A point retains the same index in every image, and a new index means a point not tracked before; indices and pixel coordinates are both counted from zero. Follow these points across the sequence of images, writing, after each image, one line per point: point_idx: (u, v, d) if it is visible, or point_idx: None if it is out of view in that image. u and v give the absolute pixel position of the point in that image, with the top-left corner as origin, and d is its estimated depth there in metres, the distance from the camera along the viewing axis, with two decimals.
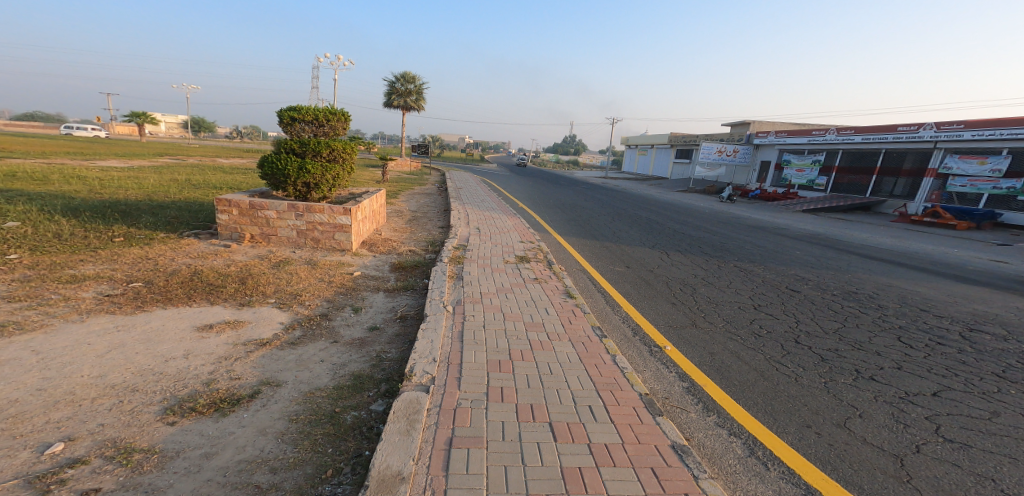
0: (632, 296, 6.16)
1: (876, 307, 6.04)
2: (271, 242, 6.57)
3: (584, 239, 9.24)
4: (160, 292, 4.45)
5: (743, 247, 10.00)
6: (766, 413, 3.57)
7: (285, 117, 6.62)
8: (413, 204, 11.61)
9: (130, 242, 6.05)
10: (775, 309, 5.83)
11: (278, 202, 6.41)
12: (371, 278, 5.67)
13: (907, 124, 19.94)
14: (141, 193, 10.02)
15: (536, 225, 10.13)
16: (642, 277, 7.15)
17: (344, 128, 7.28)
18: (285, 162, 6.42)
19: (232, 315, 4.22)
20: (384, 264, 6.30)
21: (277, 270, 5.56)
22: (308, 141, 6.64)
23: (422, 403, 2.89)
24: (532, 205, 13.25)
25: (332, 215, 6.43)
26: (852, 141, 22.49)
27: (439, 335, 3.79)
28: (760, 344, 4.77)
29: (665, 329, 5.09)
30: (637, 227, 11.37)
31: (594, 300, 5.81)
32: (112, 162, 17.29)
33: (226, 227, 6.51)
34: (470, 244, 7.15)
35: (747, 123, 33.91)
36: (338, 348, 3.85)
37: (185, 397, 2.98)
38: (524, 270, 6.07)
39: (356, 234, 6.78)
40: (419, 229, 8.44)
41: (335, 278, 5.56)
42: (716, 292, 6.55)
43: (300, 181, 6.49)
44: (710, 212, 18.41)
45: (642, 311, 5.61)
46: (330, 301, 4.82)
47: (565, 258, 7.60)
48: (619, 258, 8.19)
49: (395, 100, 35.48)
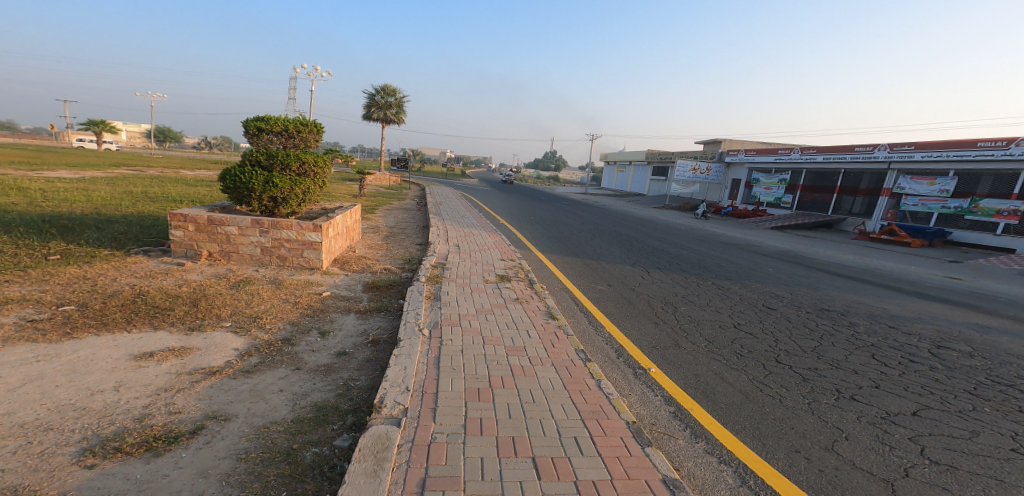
0: (614, 315, 6.07)
1: (848, 325, 6.13)
2: (232, 259, 6.18)
3: (564, 257, 9.16)
4: (94, 316, 4.22)
5: (719, 265, 10.13)
6: (754, 438, 3.47)
7: (251, 127, 6.31)
8: (390, 220, 11.31)
9: (67, 260, 5.73)
10: (755, 327, 5.83)
11: (241, 218, 6.06)
12: (342, 299, 5.37)
13: (863, 145, 21.01)
14: (94, 206, 9.44)
15: (515, 242, 9.99)
16: (622, 295, 7.07)
17: (316, 140, 7.00)
18: (250, 174, 6.06)
19: (179, 341, 3.94)
20: (356, 283, 6.00)
21: (236, 291, 5.23)
22: (277, 153, 6.32)
23: (392, 439, 2.66)
24: (511, 222, 13.14)
25: (301, 232, 6.09)
26: (815, 160, 23.54)
27: (414, 362, 3.56)
28: (743, 364, 4.72)
29: (649, 349, 4.99)
30: (615, 244, 11.39)
31: (576, 321, 5.68)
32: (67, 173, 16.38)
33: (180, 244, 6.12)
34: (449, 263, 6.91)
35: (717, 143, 35.08)
36: (299, 376, 3.57)
37: (110, 436, 2.63)
38: (505, 290, 5.89)
39: (327, 252, 6.45)
40: (395, 246, 8.17)
41: (302, 299, 5.21)
42: (696, 311, 6.53)
43: (265, 195, 6.13)
44: (683, 228, 18.81)
45: (624, 331, 5.51)
46: (294, 324, 4.52)
47: (545, 277, 7.47)
48: (599, 276, 8.12)
49: (373, 112, 35.14)
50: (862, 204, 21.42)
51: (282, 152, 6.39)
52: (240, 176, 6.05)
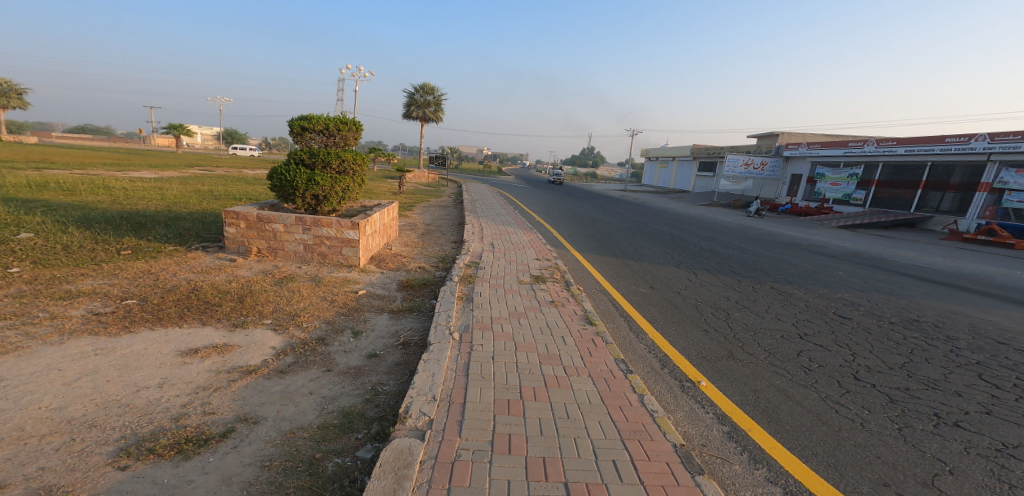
0: (658, 322, 5.65)
1: (944, 339, 5.34)
2: (278, 256, 6.36)
3: (604, 256, 8.75)
4: (152, 311, 4.33)
5: (778, 266, 9.34)
6: (831, 468, 3.01)
7: (294, 127, 6.43)
8: (429, 217, 11.39)
9: (137, 255, 6.02)
10: (825, 339, 5.21)
11: (285, 216, 6.21)
12: (376, 298, 5.45)
13: (956, 134, 18.95)
14: (160, 203, 10.11)
15: (554, 240, 9.72)
16: (669, 299, 6.62)
17: (355, 138, 7.07)
18: (294, 173, 6.20)
19: (223, 339, 3.98)
20: (391, 282, 6.03)
21: (279, 287, 5.36)
22: (318, 152, 6.43)
23: (415, 454, 2.50)
24: (549, 220, 12.84)
25: (340, 229, 6.17)
26: (894, 153, 21.40)
27: (442, 368, 3.51)
28: (811, 380, 4.19)
29: (697, 360, 4.56)
30: (660, 243, 10.84)
31: (616, 327, 5.34)
32: (140, 173, 17.78)
33: (233, 241, 6.36)
34: (483, 261, 6.77)
35: (776, 136, 32.89)
36: (330, 378, 3.57)
37: (146, 436, 2.65)
38: (540, 292, 5.65)
39: (365, 249, 6.52)
40: (431, 244, 8.16)
41: (338, 296, 5.34)
42: (753, 318, 5.94)
43: (308, 194, 6.27)
44: (738, 226, 17.65)
45: (669, 339, 5.09)
46: (329, 323, 4.61)
47: (584, 278, 7.15)
48: (643, 277, 7.66)
49: (413, 111, 35.79)
50: (952, 201, 19.20)
51: (323, 150, 6.48)
52: (285, 176, 6.20)
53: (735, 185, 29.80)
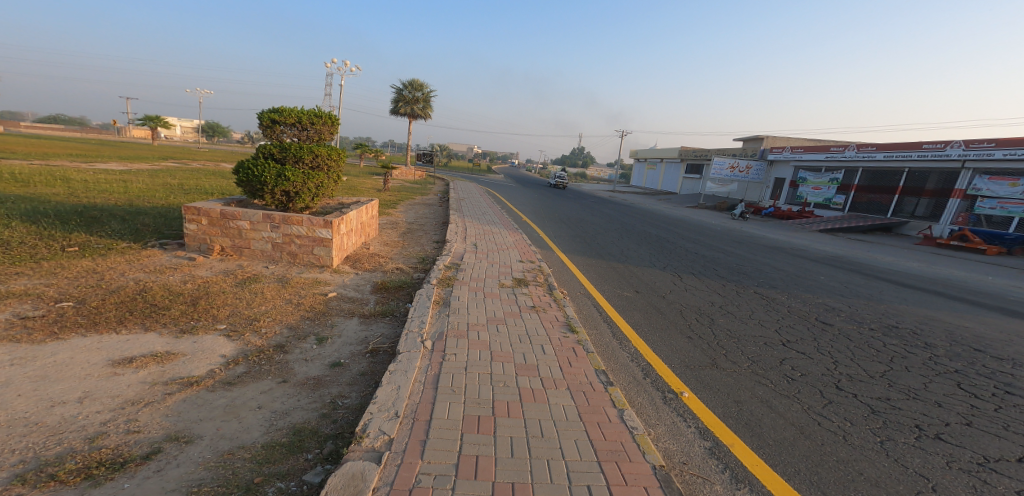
0: (641, 328, 5.47)
1: (923, 347, 5.26)
2: (243, 255, 6.01)
3: (588, 258, 8.56)
4: (87, 314, 4.04)
5: (762, 270, 9.28)
6: (813, 486, 2.83)
7: (264, 118, 6.06)
8: (411, 216, 11.07)
9: (83, 252, 5.70)
10: (808, 346, 5.09)
11: (252, 213, 5.86)
12: (347, 300, 5.15)
13: (932, 141, 19.18)
14: (125, 197, 9.64)
15: (539, 241, 9.50)
16: (652, 304, 6.45)
17: (330, 132, 6.74)
18: (262, 167, 5.83)
19: (164, 345, 3.70)
20: (365, 283, 5.73)
21: (240, 289, 5.02)
22: (290, 145, 6.07)
23: (368, 480, 2.25)
24: (535, 220, 12.60)
25: (311, 228, 5.82)
26: (874, 158, 21.73)
27: (409, 380, 3.25)
28: (795, 390, 4.04)
29: (680, 369, 4.38)
30: (646, 245, 10.71)
31: (598, 334, 5.13)
32: (112, 165, 17.11)
33: (194, 238, 5.99)
34: (464, 263, 6.50)
35: (761, 140, 33.24)
36: (285, 390, 3.31)
37: (50, 460, 2.43)
38: (521, 296, 5.41)
39: (339, 249, 6.21)
40: (411, 243, 7.86)
41: (305, 299, 5.01)
42: (736, 323, 5.81)
43: (277, 189, 5.90)
44: (722, 229, 17.73)
45: (652, 347, 4.91)
46: (292, 329, 4.31)
47: (567, 281, 6.94)
48: (626, 280, 7.49)
49: (400, 107, 35.31)
50: (927, 207, 19.52)
51: (295, 144, 6.14)
52: (253, 169, 5.82)
53: (720, 187, 30.04)
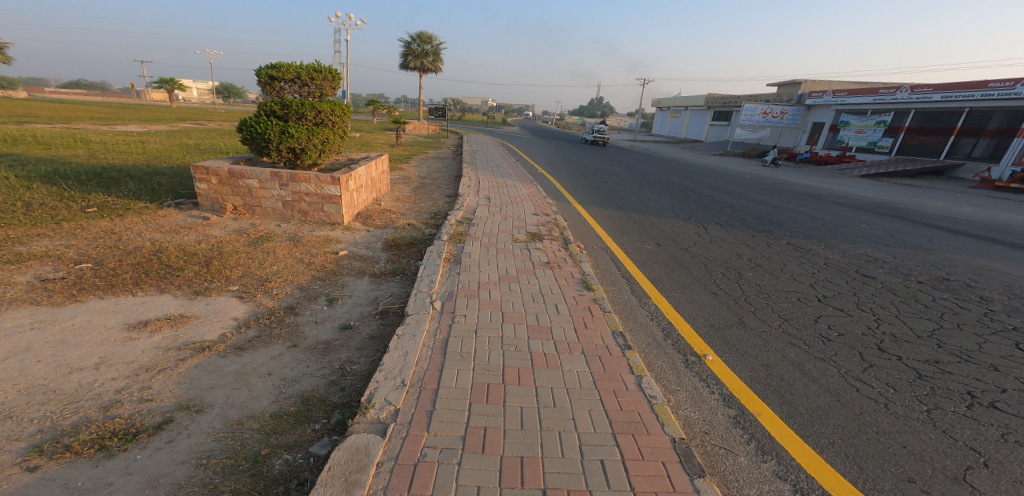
0: (662, 284, 5.21)
1: (977, 301, 4.84)
2: (256, 214, 5.79)
3: (608, 210, 8.18)
4: (105, 276, 3.88)
5: (796, 220, 8.73)
6: (849, 460, 2.63)
7: (262, 76, 5.75)
8: (424, 170, 10.75)
9: (102, 212, 5.41)
10: (846, 303, 4.73)
11: (260, 170, 5.62)
12: (357, 259, 5.01)
13: (1001, 79, 17.85)
14: (139, 158, 9.53)
15: (556, 193, 9.12)
16: (676, 258, 6.12)
17: (333, 87, 6.37)
18: (265, 126, 5.61)
19: (178, 308, 3.61)
20: (376, 241, 5.57)
21: (253, 248, 4.84)
22: (291, 102, 5.79)
23: (372, 454, 2.21)
24: (552, 171, 12.12)
25: (319, 185, 5.63)
26: (929, 100, 20.15)
27: (416, 346, 3.23)
28: (830, 353, 3.76)
29: (703, 329, 4.14)
30: (670, 195, 10.18)
31: (616, 292, 4.91)
32: (129, 127, 17.07)
33: (207, 197, 5.75)
34: (477, 218, 6.24)
35: (797, 82, 31.01)
36: (295, 355, 3.25)
37: (67, 429, 2.39)
38: (535, 252, 5.17)
39: (349, 206, 6.03)
40: (423, 198, 7.61)
41: (316, 258, 4.87)
42: (766, 278, 5.46)
43: (283, 146, 5.68)
44: (751, 177, 16.81)
45: (674, 305, 4.67)
46: (302, 290, 4.20)
47: (585, 234, 6.63)
48: (648, 233, 7.13)
49: (410, 60, 33.99)
50: (986, 147, 18.45)
51: (297, 100, 5.85)
52: (255, 128, 5.61)
53: (751, 133, 28.40)
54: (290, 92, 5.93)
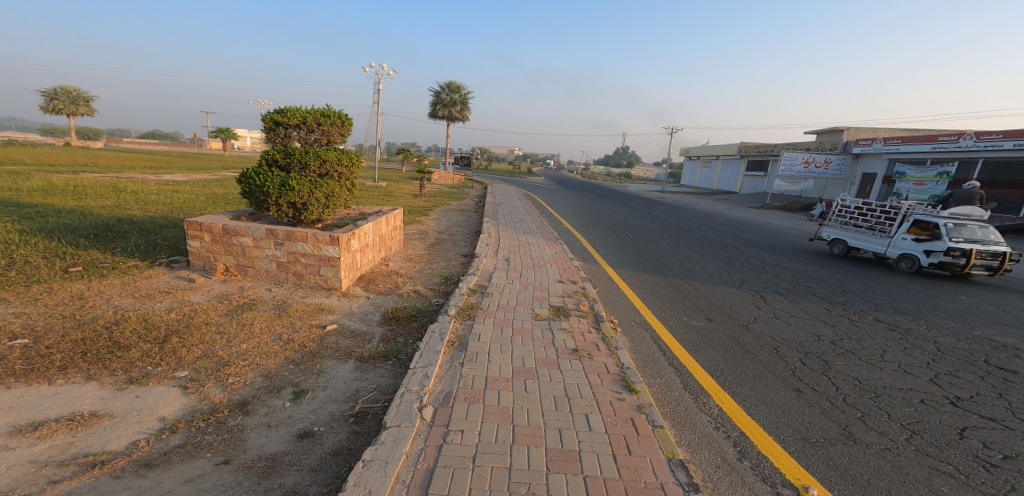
0: (722, 377, 4.15)
1: None
2: (248, 275, 5.17)
3: (645, 274, 7.21)
4: (32, 356, 3.25)
5: (871, 290, 7.47)
6: None
7: (266, 121, 5.36)
8: (445, 224, 10.21)
9: (84, 272, 4.94)
10: (993, 409, 3.65)
11: (255, 227, 5.01)
12: (347, 337, 4.25)
13: None
14: (160, 207, 9.38)
15: (586, 252, 8.28)
16: (734, 337, 5.05)
17: (342, 134, 5.96)
18: (264, 177, 5.09)
19: (96, 403, 2.89)
20: (374, 312, 4.83)
21: (229, 320, 4.16)
22: (294, 150, 5.30)
23: None
24: (580, 227, 11.29)
25: (317, 245, 4.95)
26: (999, 148, 18.49)
27: (387, 483, 2.40)
28: (1004, 488, 2.74)
29: (796, 447, 3.14)
30: (714, 256, 9.11)
31: (664, 387, 3.90)
32: (171, 175, 17.66)
33: (198, 256, 5.21)
34: (493, 285, 5.41)
35: (841, 131, 29.69)
36: (218, 477, 2.43)
37: None
38: (559, 334, 4.22)
39: (351, 268, 5.33)
40: (438, 258, 6.94)
41: (298, 334, 4.11)
42: (863, 370, 4.33)
43: (282, 201, 5.14)
44: (800, 232, 15.45)
45: (745, 410, 3.63)
46: (267, 378, 3.41)
47: (620, 304, 5.68)
48: (697, 303, 6.08)
49: (440, 110, 35.04)
50: None
51: (301, 149, 5.36)
52: (253, 180, 5.10)
53: (794, 185, 26.98)
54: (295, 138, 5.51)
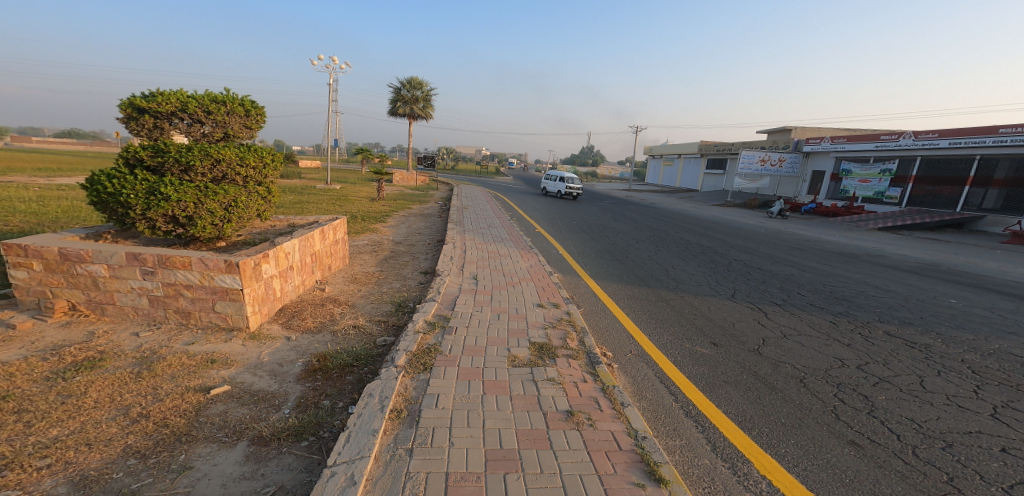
0: (757, 430, 3.17)
1: None
2: (106, 316, 3.72)
3: (628, 287, 6.23)
4: None
5: (866, 296, 6.91)
6: None
7: (127, 108, 4.17)
8: (401, 232, 8.90)
9: None
10: None
11: (110, 251, 3.57)
12: (244, 404, 2.95)
13: (1012, 124, 16.87)
14: (33, 218, 7.47)
15: (559, 263, 7.24)
16: (749, 367, 4.12)
17: (246, 126, 4.89)
18: (123, 181, 3.69)
19: None
20: (293, 361, 3.53)
21: (48, 387, 2.79)
22: (171, 146, 3.92)
23: None
24: (553, 231, 10.28)
25: (206, 274, 3.60)
26: (935, 145, 19.09)
27: None
28: None
29: None
30: (696, 261, 8.36)
31: (689, 455, 2.88)
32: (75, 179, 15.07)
33: (29, 291, 3.72)
34: (457, 315, 4.23)
35: (790, 131, 30.62)
36: None
37: None
38: (547, 389, 3.12)
39: (263, 302, 3.99)
40: (388, 277, 5.67)
41: (160, 404, 2.79)
42: (914, 406, 3.51)
43: (153, 214, 3.75)
44: (767, 231, 15.25)
45: (804, 483, 2.67)
46: (75, 489, 2.14)
47: (609, 331, 4.64)
48: (695, 324, 5.14)
49: (400, 106, 33.22)
50: (996, 199, 17.59)
51: (181, 144, 3.99)
52: (108, 186, 3.68)
53: (750, 183, 27.42)
54: (174, 130, 4.36)
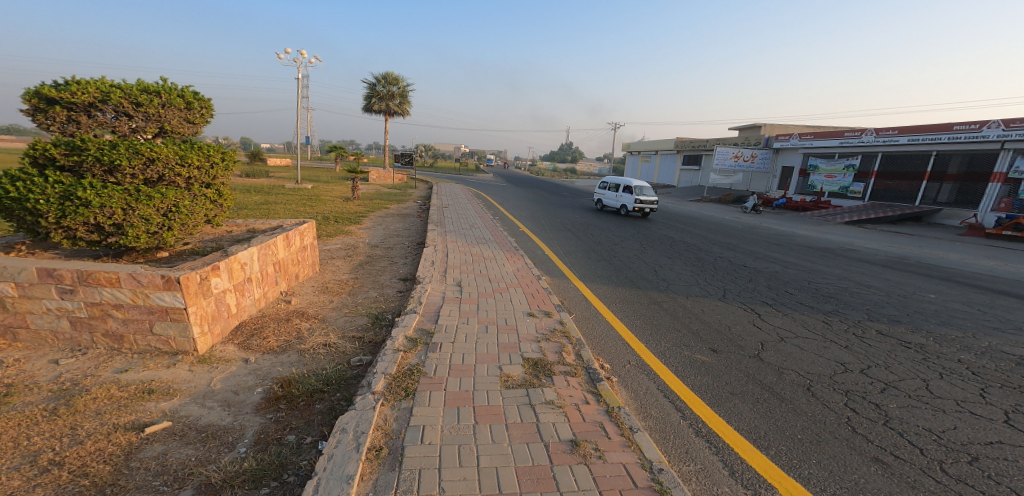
0: (774, 449, 2.91)
1: None
2: (20, 341, 3.25)
3: (618, 290, 5.94)
4: None
5: (851, 293, 6.86)
6: None
7: (32, 98, 3.61)
8: (378, 234, 8.40)
9: None
10: None
11: (15, 267, 3.09)
12: (188, 444, 2.49)
13: (967, 122, 17.47)
14: None
15: (544, 264, 6.90)
16: (754, 376, 3.88)
17: (188, 119, 4.49)
18: (29, 185, 3.18)
19: None
20: (253, 388, 3.06)
21: None
22: (88, 143, 3.41)
23: None
24: (535, 231, 9.94)
25: (140, 292, 3.14)
26: (895, 142, 19.74)
27: None
28: None
29: None
30: (681, 259, 8.19)
31: (707, 483, 2.59)
32: None
33: None
34: (441, 327, 3.84)
35: (760, 128, 31.26)
36: None
37: None
38: (548, 416, 2.76)
39: (215, 321, 3.51)
40: (363, 284, 5.22)
41: (72, 450, 2.36)
42: (928, 415, 3.33)
43: (74, 223, 3.30)
44: (745, 226, 15.38)
45: None
46: None
47: (604, 341, 4.32)
48: (691, 328, 4.89)
49: (373, 103, 32.16)
50: (950, 193, 18.23)
51: (104, 141, 3.49)
52: (11, 189, 3.16)
53: (723, 179, 27.87)
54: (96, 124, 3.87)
